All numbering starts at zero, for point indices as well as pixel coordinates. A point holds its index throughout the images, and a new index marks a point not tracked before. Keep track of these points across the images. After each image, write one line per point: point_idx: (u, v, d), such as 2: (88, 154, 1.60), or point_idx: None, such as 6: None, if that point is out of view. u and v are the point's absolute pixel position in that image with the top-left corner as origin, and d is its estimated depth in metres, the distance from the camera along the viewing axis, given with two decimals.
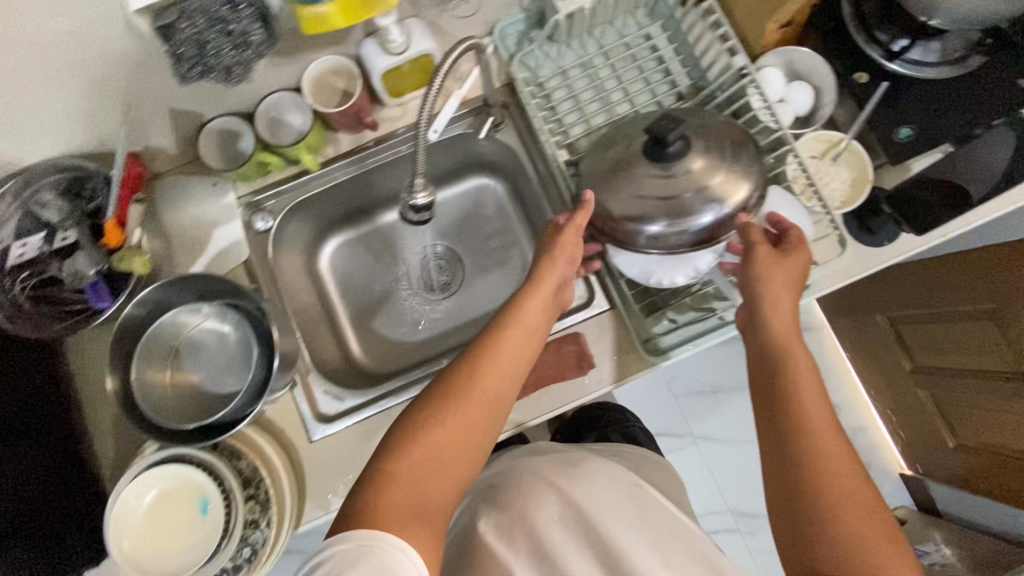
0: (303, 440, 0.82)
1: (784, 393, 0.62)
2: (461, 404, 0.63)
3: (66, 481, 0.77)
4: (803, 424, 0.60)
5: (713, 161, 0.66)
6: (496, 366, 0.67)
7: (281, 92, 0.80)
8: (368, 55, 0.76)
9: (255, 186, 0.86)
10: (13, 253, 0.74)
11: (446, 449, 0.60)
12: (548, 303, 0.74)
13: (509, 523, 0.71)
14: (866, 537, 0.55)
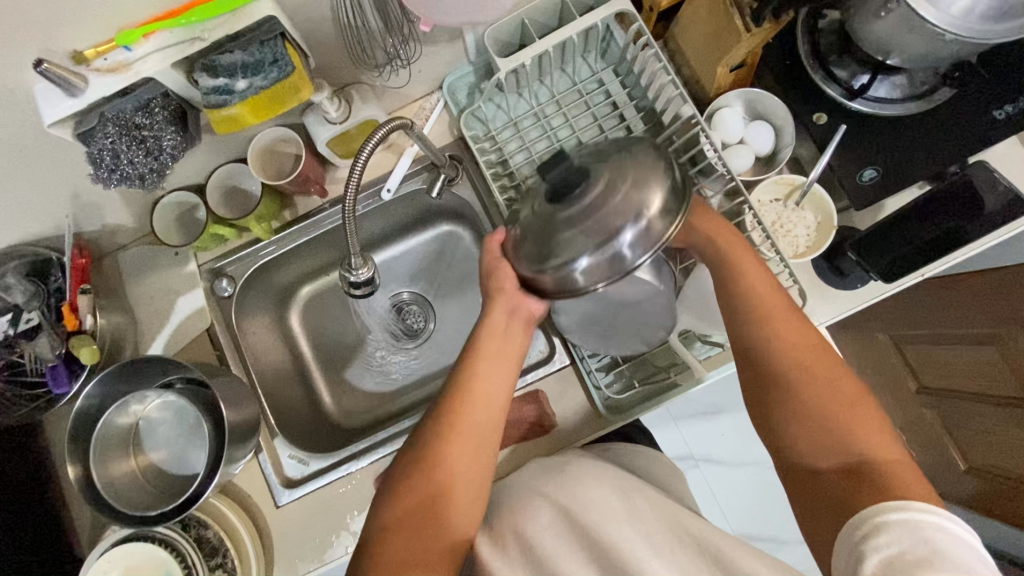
0: (271, 506, 0.81)
1: (744, 312, 0.59)
2: (438, 449, 0.58)
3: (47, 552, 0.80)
4: (769, 338, 0.57)
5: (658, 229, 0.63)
6: (478, 393, 0.60)
7: (231, 164, 0.81)
8: (311, 125, 0.76)
9: (216, 253, 0.88)
10: None
11: (429, 496, 0.57)
12: (521, 326, 0.63)
13: (500, 531, 0.61)
14: (850, 424, 0.54)
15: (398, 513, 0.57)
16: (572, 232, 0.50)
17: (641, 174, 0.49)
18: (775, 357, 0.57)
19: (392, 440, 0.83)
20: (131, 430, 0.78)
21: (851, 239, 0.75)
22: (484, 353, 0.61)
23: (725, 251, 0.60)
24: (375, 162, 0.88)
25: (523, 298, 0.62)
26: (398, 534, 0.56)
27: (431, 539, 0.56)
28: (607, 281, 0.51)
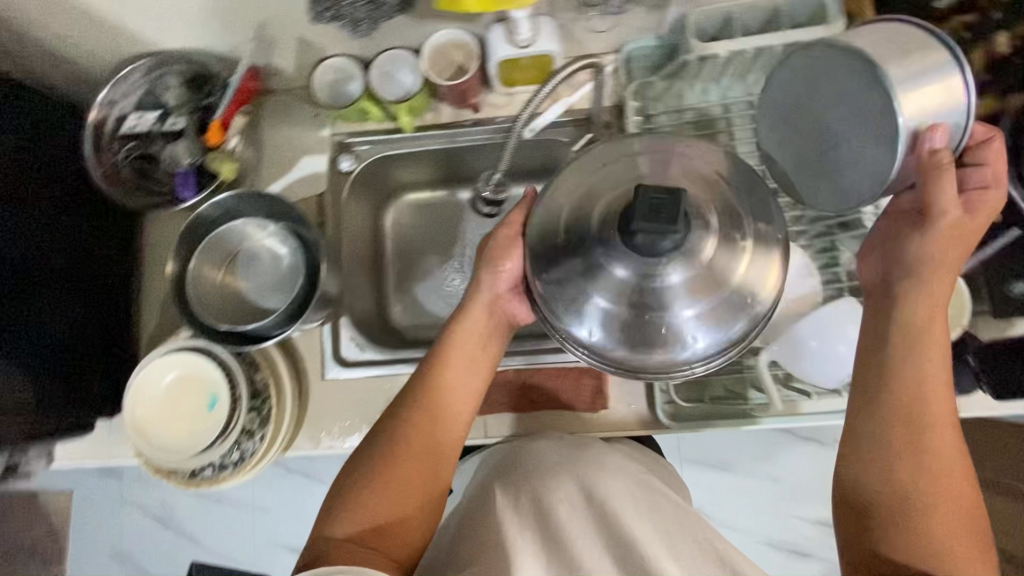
0: (317, 374, 0.84)
1: (901, 392, 0.55)
2: (420, 434, 0.64)
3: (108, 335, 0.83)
4: (918, 428, 0.54)
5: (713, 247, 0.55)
6: (453, 386, 0.66)
7: (399, 49, 0.82)
8: (493, 39, 0.77)
9: (352, 128, 0.89)
10: (129, 122, 0.81)
11: (403, 483, 0.62)
12: (497, 331, 0.69)
13: (521, 500, 0.63)
14: (966, 533, 0.52)
15: (371, 504, 0.61)
16: (647, 288, 0.50)
17: (752, 252, 0.52)
18: (918, 444, 0.54)
19: None
20: (227, 256, 0.82)
21: (974, 344, 0.72)
22: (454, 361, 0.66)
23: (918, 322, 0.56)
24: None
25: (506, 299, 0.69)
26: (368, 524, 0.61)
27: (399, 515, 0.61)
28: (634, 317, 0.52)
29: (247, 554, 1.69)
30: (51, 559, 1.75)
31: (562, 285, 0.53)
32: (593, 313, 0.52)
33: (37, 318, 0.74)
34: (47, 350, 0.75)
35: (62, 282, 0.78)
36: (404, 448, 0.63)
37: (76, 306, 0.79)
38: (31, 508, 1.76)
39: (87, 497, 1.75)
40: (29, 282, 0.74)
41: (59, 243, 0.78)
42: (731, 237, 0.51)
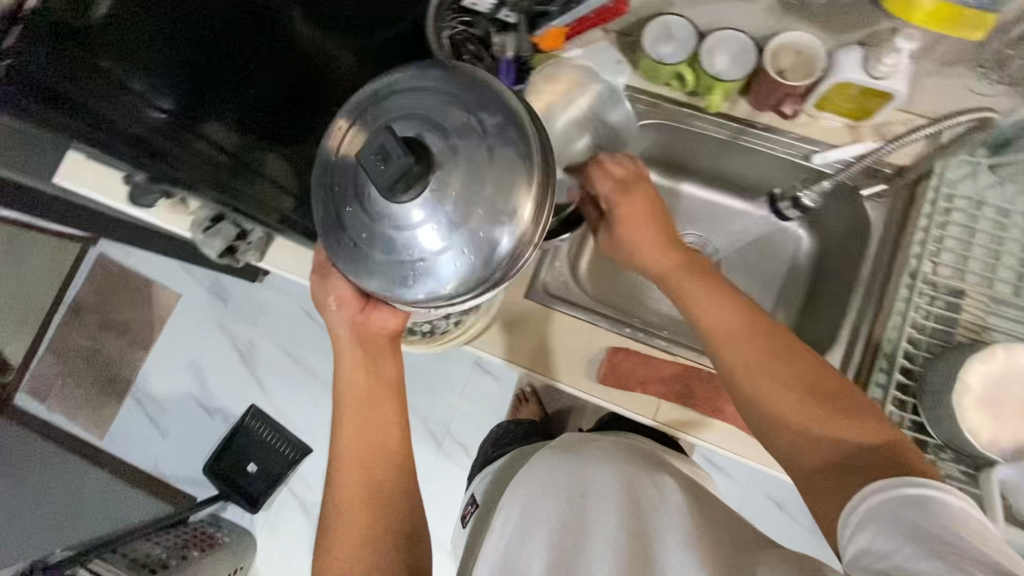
0: (522, 291, 0.87)
1: (734, 378, 0.61)
2: (339, 490, 0.66)
3: None
4: (747, 384, 0.60)
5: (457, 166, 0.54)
6: (355, 430, 0.68)
7: (739, 32, 0.83)
8: (848, 60, 0.76)
9: (646, 85, 0.90)
10: (467, 0, 0.81)
11: (376, 478, 0.66)
12: (366, 345, 0.70)
13: (552, 500, 0.73)
14: (834, 419, 0.55)
15: (351, 518, 0.64)
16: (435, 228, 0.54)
17: (497, 162, 0.55)
18: (771, 418, 0.58)
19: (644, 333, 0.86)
20: None
21: None
22: (349, 398, 0.68)
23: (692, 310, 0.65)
24: (827, 128, 0.87)
25: (368, 319, 0.70)
26: (346, 549, 0.63)
27: (364, 530, 0.64)
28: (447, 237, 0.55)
29: (301, 420, 1.77)
30: (139, 344, 1.87)
31: (356, 241, 0.57)
32: (405, 265, 0.55)
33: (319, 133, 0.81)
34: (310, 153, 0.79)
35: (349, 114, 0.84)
36: (338, 508, 0.65)
37: None
38: (144, 292, 1.90)
39: (192, 306, 1.87)
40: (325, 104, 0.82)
41: (361, 75, 0.84)
42: (474, 167, 0.54)
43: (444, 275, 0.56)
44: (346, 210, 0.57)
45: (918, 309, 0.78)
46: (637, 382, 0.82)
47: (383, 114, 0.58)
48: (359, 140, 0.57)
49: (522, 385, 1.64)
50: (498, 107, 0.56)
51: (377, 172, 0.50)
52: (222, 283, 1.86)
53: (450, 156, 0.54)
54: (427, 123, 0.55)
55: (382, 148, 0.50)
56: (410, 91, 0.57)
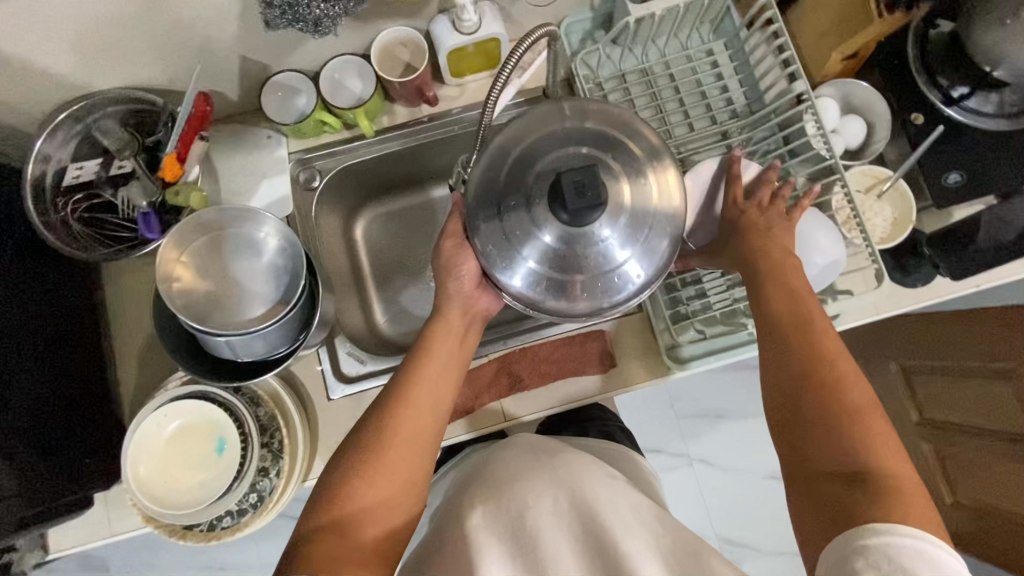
0: (322, 398, 0.81)
1: (777, 357, 0.63)
2: (379, 458, 0.61)
3: (78, 399, 0.75)
4: (841, 347, 0.62)
5: (633, 171, 0.63)
6: (417, 401, 0.65)
7: (346, 56, 0.83)
8: (439, 32, 0.78)
9: (307, 145, 0.89)
10: (71, 174, 0.77)
11: (423, 454, 0.64)
12: (475, 329, 0.73)
13: (515, 476, 0.66)
14: (862, 438, 0.57)
15: (395, 462, 0.62)
16: (582, 251, 0.61)
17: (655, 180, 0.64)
18: (836, 384, 0.59)
19: None
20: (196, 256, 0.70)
21: (926, 236, 0.80)
22: (434, 355, 0.68)
23: (798, 285, 0.65)
24: (479, 86, 0.90)
25: (472, 297, 0.73)
26: (355, 523, 0.59)
27: (378, 507, 0.60)
28: (562, 254, 0.61)
29: None
30: None
31: (509, 236, 0.63)
32: (523, 260, 0.62)
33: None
34: (10, 428, 0.66)
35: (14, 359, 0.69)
36: (373, 470, 0.61)
37: (34, 367, 0.71)
38: None
39: None
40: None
41: (2, 310, 0.69)
42: (643, 181, 0.63)
43: (560, 271, 0.62)
44: (505, 202, 0.63)
45: None
46: (469, 401, 0.82)
47: (533, 154, 0.63)
48: (523, 168, 0.63)
49: None
50: (632, 133, 0.65)
51: (563, 201, 0.57)
52: (90, 554, 1.61)
53: (619, 176, 0.62)
54: (614, 166, 0.63)
55: (580, 184, 0.55)
56: (546, 149, 0.63)
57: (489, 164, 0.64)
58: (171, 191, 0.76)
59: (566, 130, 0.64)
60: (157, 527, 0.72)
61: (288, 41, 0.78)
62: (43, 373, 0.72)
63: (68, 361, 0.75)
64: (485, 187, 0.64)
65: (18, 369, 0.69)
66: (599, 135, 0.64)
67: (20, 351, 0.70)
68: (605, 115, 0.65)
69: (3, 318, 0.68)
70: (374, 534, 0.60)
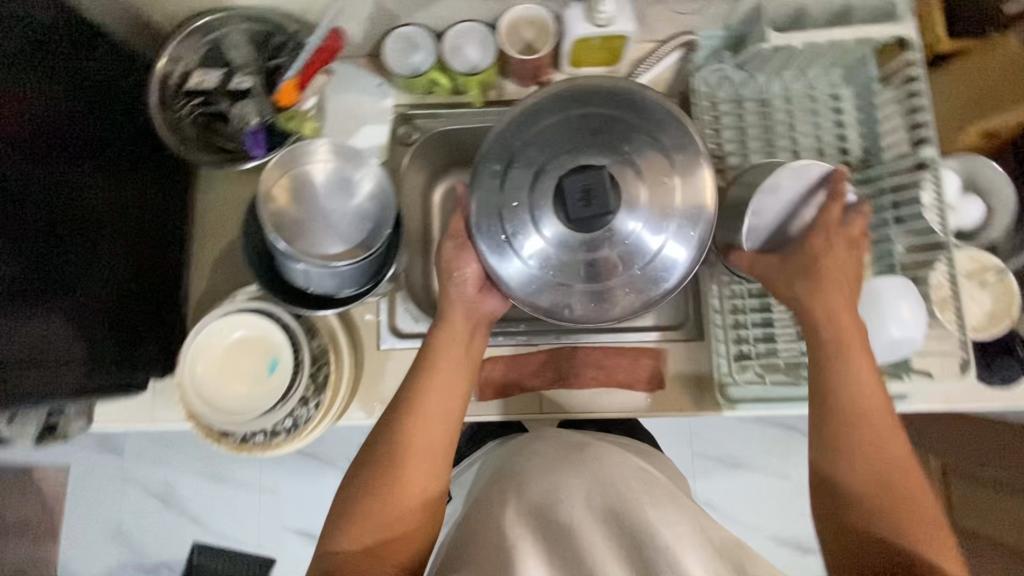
0: (372, 346, 0.83)
1: (832, 397, 0.62)
2: (395, 472, 0.64)
3: (150, 289, 0.79)
4: (881, 428, 0.61)
5: (638, 166, 0.62)
6: (429, 412, 0.66)
7: (472, 23, 0.83)
8: (571, 18, 0.78)
9: (412, 101, 0.89)
10: (192, 79, 0.80)
11: (439, 456, 0.66)
12: (481, 328, 0.73)
13: (545, 475, 0.68)
14: (899, 513, 0.58)
15: (413, 475, 0.64)
16: (592, 244, 0.61)
17: (681, 182, 0.63)
18: (884, 473, 0.60)
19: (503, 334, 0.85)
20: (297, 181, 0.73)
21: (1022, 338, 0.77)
22: (443, 365, 0.68)
23: (832, 353, 0.64)
24: (592, 81, 0.89)
25: (477, 300, 0.72)
26: (377, 532, 0.62)
27: (401, 515, 0.63)
28: (576, 249, 0.62)
29: (253, 536, 1.66)
30: (47, 536, 1.68)
31: (503, 217, 0.64)
32: (520, 260, 0.63)
33: (90, 269, 0.70)
34: (91, 301, 0.70)
35: (109, 239, 0.73)
36: (391, 483, 0.63)
37: (121, 250, 0.75)
38: (27, 484, 1.70)
39: (87, 474, 1.69)
40: (83, 227, 0.69)
41: (106, 192, 0.72)
42: (665, 183, 0.63)
43: (581, 279, 0.62)
44: (509, 206, 0.63)
45: None
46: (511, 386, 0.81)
47: (546, 134, 0.64)
48: (535, 146, 0.64)
49: None
50: (664, 124, 0.64)
51: (572, 204, 0.58)
52: (112, 437, 1.70)
53: (638, 178, 0.62)
54: (635, 159, 0.63)
55: (586, 189, 0.57)
56: (548, 128, 0.64)
57: (473, 176, 0.66)
58: (284, 116, 0.79)
59: (574, 113, 0.64)
60: (197, 426, 0.75)
61: None
62: (127, 257, 0.75)
63: (148, 251, 0.79)
64: (491, 158, 0.65)
65: (109, 248, 0.73)
66: (615, 129, 0.64)
67: (114, 232, 0.74)
68: (624, 106, 0.65)
69: (107, 198, 0.72)
70: (398, 543, 0.63)
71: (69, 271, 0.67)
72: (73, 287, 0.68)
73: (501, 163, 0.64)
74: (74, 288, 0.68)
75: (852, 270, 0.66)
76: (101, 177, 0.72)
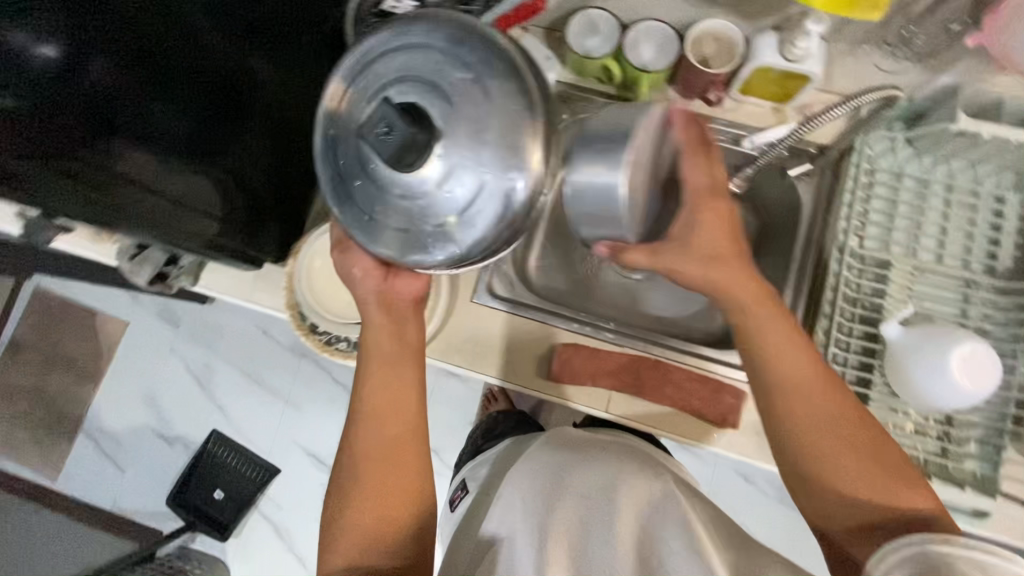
0: (467, 297, 0.86)
1: (777, 401, 0.61)
2: (365, 467, 0.70)
3: (286, 176, 0.83)
4: (807, 397, 0.59)
5: (455, 109, 0.53)
6: (383, 410, 0.70)
7: (661, 23, 0.84)
8: (763, 45, 0.77)
9: (575, 81, 0.91)
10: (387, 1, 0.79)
11: (395, 435, 0.70)
12: (409, 309, 0.72)
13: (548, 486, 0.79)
14: (890, 509, 0.57)
15: (388, 469, 0.70)
16: (467, 200, 0.53)
17: (499, 131, 0.53)
18: (831, 457, 0.58)
19: (592, 326, 0.86)
20: None
21: None
22: (383, 360, 0.71)
23: (772, 381, 0.61)
24: (754, 113, 0.89)
25: (395, 286, 0.70)
26: (375, 514, 0.69)
27: (383, 502, 0.69)
28: (463, 202, 0.53)
29: (265, 442, 1.72)
30: (87, 377, 1.79)
31: (359, 173, 0.55)
32: (405, 233, 0.55)
33: (245, 139, 0.74)
34: (238, 168, 0.75)
35: (267, 113, 0.77)
36: (367, 476, 0.69)
37: (276, 132, 0.79)
38: (86, 325, 1.81)
39: (141, 333, 1.79)
40: (251, 100, 0.74)
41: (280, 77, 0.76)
42: (511, 128, 0.53)
43: (468, 227, 0.54)
44: (353, 185, 0.56)
45: (850, 283, 0.81)
46: (588, 376, 0.82)
47: (381, 77, 0.55)
48: (372, 91, 0.55)
49: (487, 386, 1.64)
50: (450, 28, 0.55)
51: (376, 140, 0.50)
52: (172, 308, 1.79)
53: (427, 108, 0.52)
54: (449, 106, 0.52)
55: (384, 119, 0.49)
56: (388, 55, 0.55)
57: (329, 115, 0.58)
58: None
59: (440, 32, 0.54)
60: (292, 311, 0.82)
61: None
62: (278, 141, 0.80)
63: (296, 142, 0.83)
64: (344, 127, 0.56)
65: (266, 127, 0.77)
66: (432, 89, 0.53)
67: (276, 115, 0.78)
68: (455, 38, 0.54)
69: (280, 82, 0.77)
70: (391, 523, 0.69)
71: (230, 136, 0.72)
72: (228, 150, 0.72)
73: (361, 95, 0.55)
74: (229, 152, 0.73)
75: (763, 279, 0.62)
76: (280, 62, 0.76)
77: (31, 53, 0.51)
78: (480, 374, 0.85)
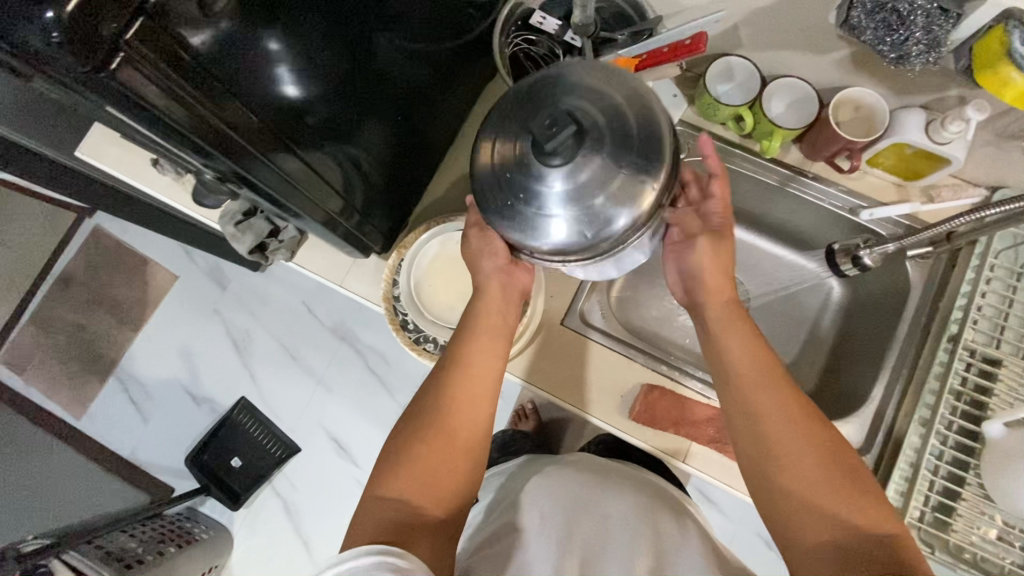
0: (558, 318, 0.86)
1: (762, 461, 0.61)
2: (442, 424, 0.64)
3: (397, 168, 0.81)
4: (772, 438, 0.61)
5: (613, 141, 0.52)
6: (475, 376, 0.67)
7: (801, 81, 0.83)
8: (909, 122, 0.76)
9: (697, 124, 0.90)
10: (535, 18, 0.82)
11: (476, 405, 0.66)
12: (513, 303, 0.73)
13: (567, 504, 0.79)
14: (824, 508, 0.58)
15: (458, 426, 0.65)
16: (584, 220, 0.53)
17: (633, 166, 0.53)
18: (809, 500, 0.58)
19: (679, 371, 0.85)
20: None
21: None
22: (483, 331, 0.70)
23: (759, 441, 0.62)
24: (876, 185, 0.88)
25: (511, 275, 0.72)
26: (428, 468, 0.62)
27: (439, 463, 0.63)
28: (579, 226, 0.54)
29: (291, 418, 1.71)
30: (128, 323, 1.79)
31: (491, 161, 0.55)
32: (537, 220, 0.54)
33: (372, 126, 0.72)
34: (363, 152, 0.73)
35: (397, 103, 0.74)
36: (437, 429, 0.64)
37: (402, 127, 0.78)
38: (137, 271, 1.82)
39: (188, 289, 1.80)
40: (381, 87, 0.70)
41: (415, 74, 0.74)
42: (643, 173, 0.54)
43: (570, 233, 0.54)
44: (498, 166, 0.55)
45: (956, 375, 0.78)
46: (670, 422, 0.81)
47: (543, 90, 0.55)
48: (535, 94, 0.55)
49: (522, 402, 1.61)
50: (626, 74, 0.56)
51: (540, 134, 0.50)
52: (223, 269, 1.80)
53: (601, 142, 0.52)
54: (605, 128, 0.52)
55: (555, 118, 0.49)
56: (560, 72, 0.55)
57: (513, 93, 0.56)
58: None
59: (590, 71, 0.55)
60: (389, 305, 0.82)
61: (777, 39, 0.79)
62: (402, 141, 0.79)
63: (416, 138, 0.81)
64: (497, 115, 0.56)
65: (395, 121, 0.75)
66: (594, 107, 0.53)
67: (405, 107, 0.76)
68: (636, 95, 0.55)
69: (416, 75, 0.74)
70: (437, 490, 0.62)
71: (362, 122, 0.70)
72: (354, 127, 0.69)
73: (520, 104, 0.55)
74: (358, 141, 0.71)
75: (758, 358, 0.65)
76: (421, 61, 0.74)
77: (262, 52, 0.52)
78: (559, 402, 0.83)
